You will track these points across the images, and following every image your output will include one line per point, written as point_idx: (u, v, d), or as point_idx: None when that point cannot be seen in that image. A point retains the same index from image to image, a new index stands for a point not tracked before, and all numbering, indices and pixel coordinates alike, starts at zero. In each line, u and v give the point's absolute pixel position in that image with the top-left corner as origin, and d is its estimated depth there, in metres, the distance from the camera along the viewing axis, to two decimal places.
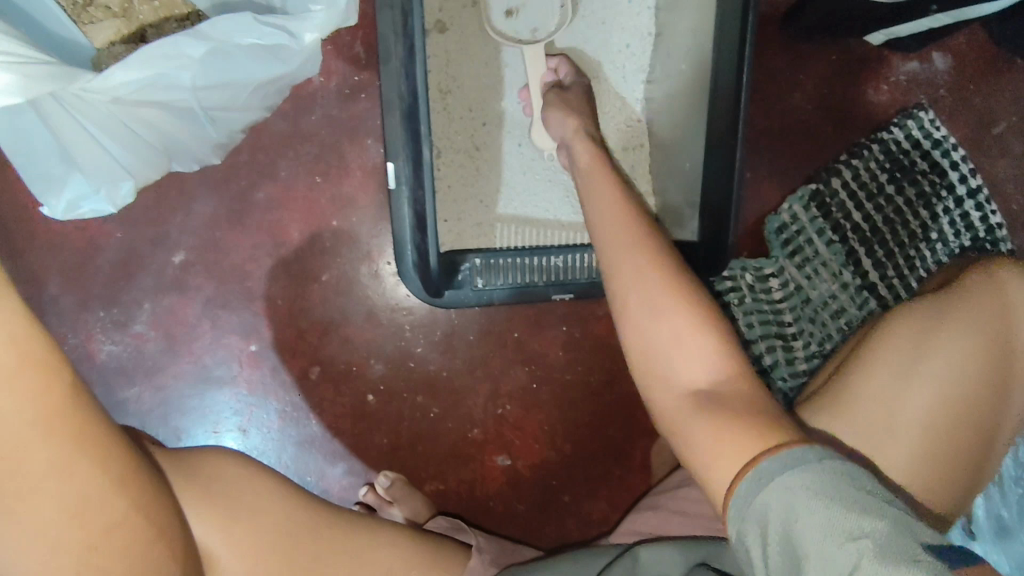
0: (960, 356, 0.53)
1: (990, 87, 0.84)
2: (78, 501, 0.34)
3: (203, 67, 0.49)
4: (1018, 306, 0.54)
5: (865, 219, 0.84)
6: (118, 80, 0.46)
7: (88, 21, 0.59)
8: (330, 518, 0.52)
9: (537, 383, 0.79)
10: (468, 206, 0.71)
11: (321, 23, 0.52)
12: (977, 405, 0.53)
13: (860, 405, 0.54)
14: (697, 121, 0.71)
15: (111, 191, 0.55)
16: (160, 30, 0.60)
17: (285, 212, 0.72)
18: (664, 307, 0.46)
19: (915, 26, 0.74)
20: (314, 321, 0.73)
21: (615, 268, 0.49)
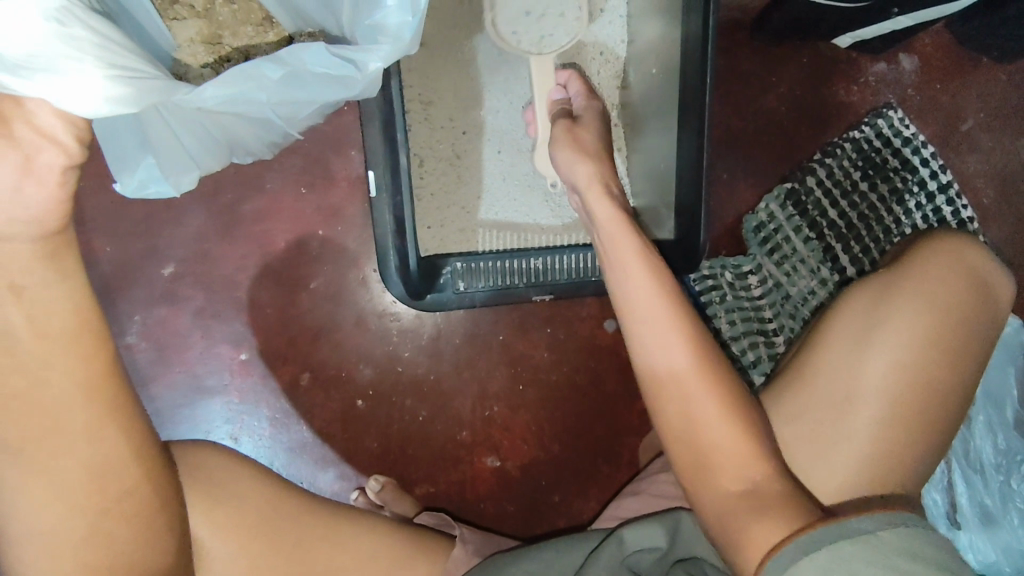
0: (908, 335, 0.55)
1: (955, 87, 0.93)
2: (100, 463, 0.39)
3: (281, 90, 0.46)
4: (961, 283, 0.57)
5: (841, 216, 0.87)
6: (204, 97, 0.44)
7: (173, 17, 0.57)
8: (318, 512, 0.55)
9: (524, 385, 0.82)
10: (451, 213, 0.74)
11: (388, 55, 0.48)
12: (925, 382, 0.55)
13: (818, 386, 0.57)
14: (665, 123, 0.73)
15: (177, 177, 0.54)
16: (238, 34, 0.60)
17: (272, 222, 0.77)
18: (664, 331, 0.49)
19: (877, 29, 0.81)
20: (304, 328, 0.78)
21: (646, 331, 0.49)
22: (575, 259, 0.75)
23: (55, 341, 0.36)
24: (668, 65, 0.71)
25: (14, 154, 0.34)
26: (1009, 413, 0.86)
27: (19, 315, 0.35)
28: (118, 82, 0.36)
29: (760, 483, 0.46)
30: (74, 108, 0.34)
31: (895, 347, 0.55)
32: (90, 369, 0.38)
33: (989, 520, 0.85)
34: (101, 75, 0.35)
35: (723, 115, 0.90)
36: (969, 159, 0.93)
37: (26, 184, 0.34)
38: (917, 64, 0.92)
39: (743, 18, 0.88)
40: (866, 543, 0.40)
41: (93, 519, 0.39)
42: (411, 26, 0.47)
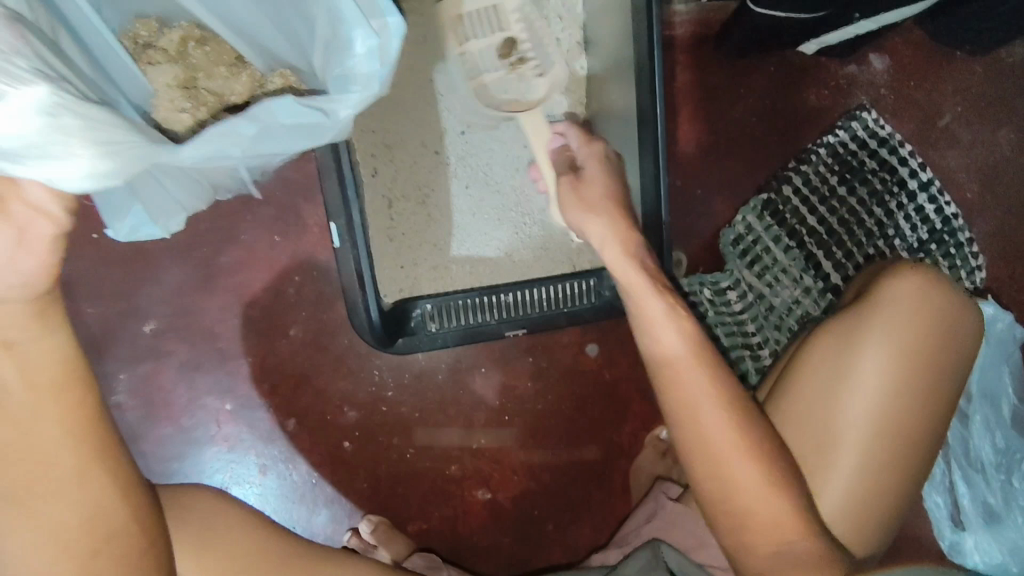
0: (882, 366, 0.55)
1: (930, 83, 0.91)
2: (93, 510, 0.36)
3: (253, 143, 0.44)
4: (931, 307, 0.56)
5: (820, 222, 0.87)
6: (182, 157, 0.41)
7: (148, 62, 0.57)
8: (311, 555, 0.55)
9: (510, 415, 0.82)
10: (423, 252, 0.75)
11: (358, 102, 0.46)
12: (902, 412, 0.55)
13: (797, 418, 0.57)
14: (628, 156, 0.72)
15: (165, 220, 0.56)
16: (212, 77, 0.58)
17: (248, 272, 0.78)
18: (685, 376, 0.50)
19: (842, 34, 0.80)
20: (287, 375, 0.78)
21: (685, 400, 0.50)
22: (547, 291, 0.75)
23: (41, 390, 0.34)
24: (625, 98, 0.70)
25: (10, 230, 0.34)
26: (1003, 409, 0.85)
27: (11, 371, 0.34)
28: (98, 156, 0.36)
29: (797, 548, 0.48)
30: (66, 188, 0.35)
31: (859, 376, 0.56)
32: (73, 415, 0.35)
33: (993, 518, 0.82)
34: (88, 155, 0.35)
35: (693, 131, 0.90)
36: (949, 154, 0.92)
37: (19, 255, 0.34)
38: (887, 63, 0.91)
39: (706, 31, 0.88)
40: None
41: (80, 568, 0.36)
42: (378, 75, 0.45)
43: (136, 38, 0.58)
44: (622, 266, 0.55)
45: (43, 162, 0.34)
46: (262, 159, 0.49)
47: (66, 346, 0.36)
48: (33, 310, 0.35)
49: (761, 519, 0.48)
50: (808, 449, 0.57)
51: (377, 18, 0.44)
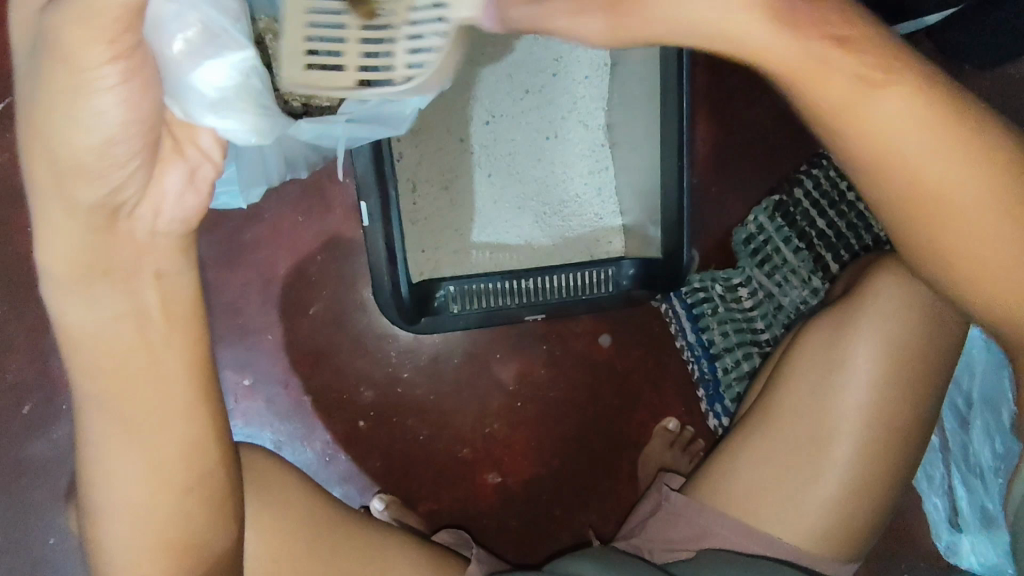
0: (876, 363, 0.56)
1: None
2: (194, 445, 0.39)
3: (356, 130, 0.51)
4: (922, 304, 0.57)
5: (830, 225, 0.87)
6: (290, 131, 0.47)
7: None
8: (338, 521, 0.56)
9: (522, 401, 0.83)
10: (445, 236, 0.76)
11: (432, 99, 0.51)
12: (898, 405, 0.56)
13: (790, 412, 0.58)
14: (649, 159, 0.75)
15: (250, 192, 0.59)
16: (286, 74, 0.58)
17: (271, 250, 0.79)
18: (933, 139, 0.35)
19: None
20: (306, 353, 0.80)
21: (928, 194, 0.37)
22: (565, 278, 0.77)
23: (176, 322, 0.39)
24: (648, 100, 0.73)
25: (185, 167, 0.39)
26: None
27: (156, 296, 0.38)
28: (261, 118, 0.41)
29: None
30: (232, 137, 0.40)
31: (850, 368, 0.57)
32: (192, 353, 0.39)
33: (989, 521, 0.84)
34: (252, 115, 0.40)
35: (710, 132, 0.92)
36: None
37: (188, 191, 0.39)
38: None
39: None
40: None
41: (181, 496, 0.39)
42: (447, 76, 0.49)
43: None
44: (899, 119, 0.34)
45: (222, 114, 0.39)
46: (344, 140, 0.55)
47: (197, 283, 0.41)
48: (180, 245, 0.39)
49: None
50: (800, 443, 0.58)
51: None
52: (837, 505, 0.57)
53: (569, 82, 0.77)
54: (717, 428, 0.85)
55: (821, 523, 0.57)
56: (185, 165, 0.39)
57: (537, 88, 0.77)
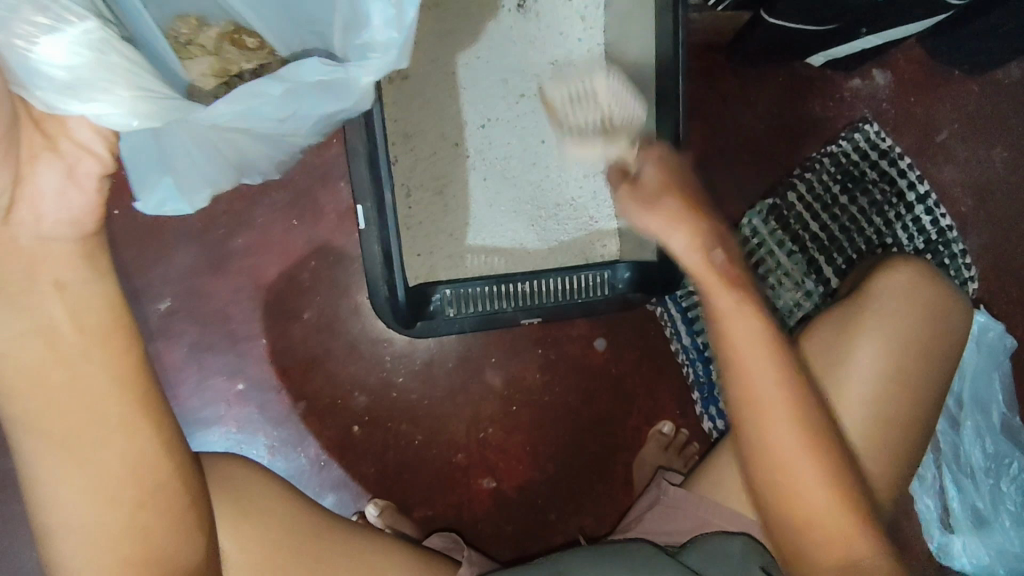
0: (880, 367, 0.56)
1: (929, 100, 0.95)
2: (137, 456, 0.36)
3: (285, 105, 0.45)
4: (924, 307, 0.57)
5: (823, 228, 0.90)
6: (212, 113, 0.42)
7: (185, 54, 0.58)
8: (330, 529, 0.55)
9: (517, 406, 0.83)
10: (439, 241, 0.75)
11: (381, 68, 0.45)
12: (897, 407, 0.56)
13: None
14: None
15: (192, 193, 0.53)
16: (245, 69, 0.59)
17: (263, 255, 0.78)
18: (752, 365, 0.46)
19: (849, 48, 0.84)
20: (298, 359, 0.79)
21: (751, 399, 0.46)
22: (562, 281, 0.76)
23: (89, 334, 0.35)
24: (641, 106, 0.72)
25: (60, 163, 0.35)
26: (993, 416, 0.87)
27: (61, 309, 0.34)
28: (145, 98, 0.36)
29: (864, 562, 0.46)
30: (107, 123, 0.35)
31: (852, 366, 0.56)
32: (122, 364, 0.35)
33: (981, 523, 0.84)
34: (129, 95, 0.35)
35: (703, 136, 0.92)
36: (945, 169, 0.95)
37: (68, 187, 0.35)
38: (890, 78, 0.94)
39: (719, 40, 0.90)
40: None
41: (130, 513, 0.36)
42: (395, 44, 0.44)
43: (174, 32, 0.58)
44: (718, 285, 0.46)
45: (93, 98, 0.34)
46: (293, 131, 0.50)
47: (113, 290, 0.36)
48: (81, 249, 0.35)
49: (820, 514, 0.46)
50: None
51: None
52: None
53: None
54: (712, 431, 0.84)
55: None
56: (63, 162, 0.35)
57: (530, 92, 0.77)
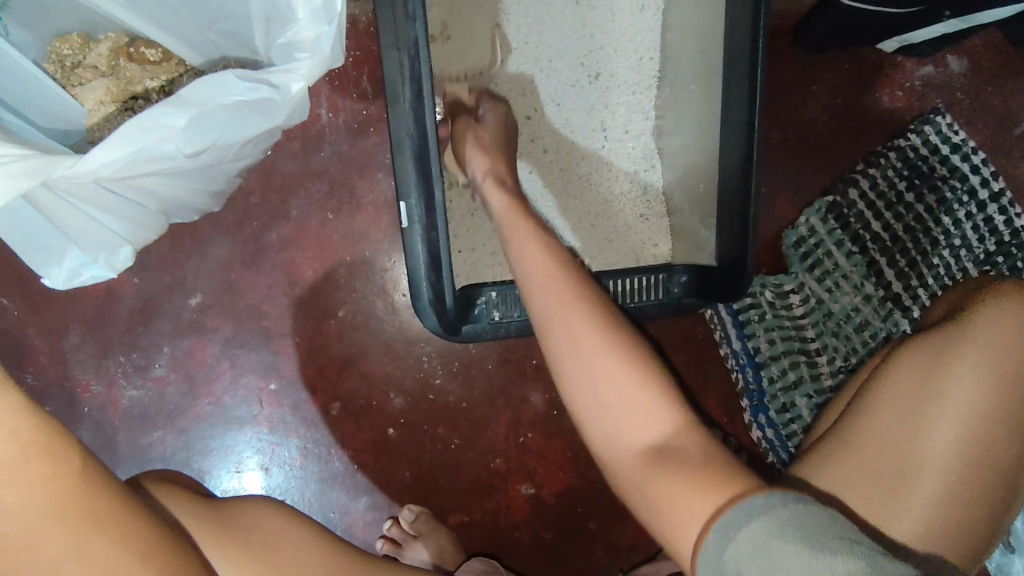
0: (965, 392, 0.51)
1: (1008, 90, 0.88)
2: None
3: (193, 136, 0.45)
4: (1014, 332, 0.52)
5: (885, 228, 0.84)
6: (101, 163, 0.41)
7: (78, 82, 0.58)
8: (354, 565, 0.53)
9: (558, 410, 0.79)
10: (484, 238, 0.72)
11: (309, 71, 0.48)
12: (988, 440, 0.50)
13: (871, 449, 0.51)
14: (706, 156, 0.69)
15: (107, 256, 0.53)
16: (149, 87, 0.60)
17: (298, 250, 0.75)
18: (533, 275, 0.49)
19: (928, 32, 0.77)
20: (333, 358, 0.76)
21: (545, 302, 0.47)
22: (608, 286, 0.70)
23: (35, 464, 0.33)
24: (710, 102, 0.67)
25: None
26: None
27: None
28: None
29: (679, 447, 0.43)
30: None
31: (936, 391, 0.51)
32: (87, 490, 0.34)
33: None
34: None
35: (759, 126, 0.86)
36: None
37: None
38: (966, 66, 0.87)
39: (781, 24, 0.84)
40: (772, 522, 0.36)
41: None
42: (328, 36, 0.46)
43: (59, 56, 0.57)
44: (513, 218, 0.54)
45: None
46: (209, 157, 0.50)
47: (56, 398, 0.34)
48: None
49: (630, 409, 0.44)
50: (876, 480, 0.50)
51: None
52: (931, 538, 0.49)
53: (618, 68, 0.73)
54: (761, 442, 0.85)
55: None
56: None
57: (585, 80, 0.72)
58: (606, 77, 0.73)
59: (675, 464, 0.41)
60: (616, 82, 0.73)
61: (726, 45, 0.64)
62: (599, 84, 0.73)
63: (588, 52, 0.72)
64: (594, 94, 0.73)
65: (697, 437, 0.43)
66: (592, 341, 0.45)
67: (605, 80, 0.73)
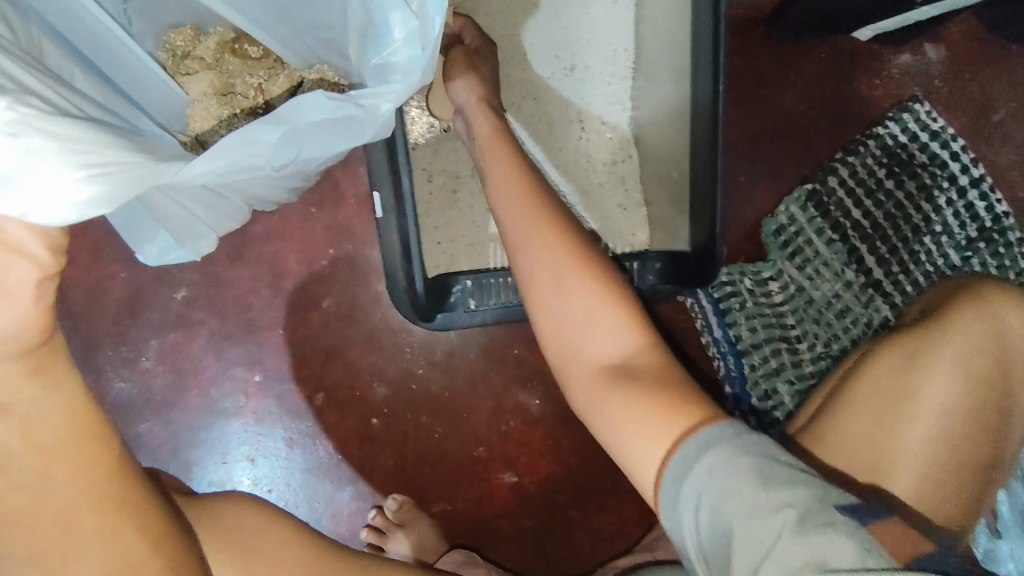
0: (929, 367, 0.51)
1: (985, 77, 0.88)
2: (119, 565, 0.32)
3: (282, 151, 0.43)
4: (979, 311, 0.53)
5: (865, 216, 0.85)
6: (194, 175, 0.40)
7: (186, 74, 0.56)
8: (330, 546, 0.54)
9: (541, 399, 0.80)
10: (461, 229, 0.72)
11: (401, 93, 0.44)
12: (956, 415, 0.51)
13: (837, 422, 0.52)
14: (678, 144, 0.70)
15: (194, 245, 0.52)
16: (248, 83, 0.57)
17: (281, 243, 0.76)
18: (509, 192, 0.52)
19: (901, 20, 0.78)
20: (316, 349, 0.77)
21: (512, 228, 0.51)
22: None
23: (50, 452, 0.31)
24: (679, 89, 0.68)
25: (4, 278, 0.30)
26: None
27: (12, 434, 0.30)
28: (91, 182, 0.34)
29: (636, 362, 0.46)
30: (43, 223, 0.32)
31: (901, 368, 0.52)
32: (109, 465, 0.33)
33: None
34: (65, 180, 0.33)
35: (739, 116, 0.87)
36: (1002, 152, 0.89)
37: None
38: (943, 53, 0.88)
39: (757, 14, 0.85)
40: (711, 455, 0.39)
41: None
42: (420, 60, 0.43)
43: (170, 46, 0.56)
44: (492, 145, 0.57)
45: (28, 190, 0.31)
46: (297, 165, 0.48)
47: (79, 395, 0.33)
48: (27, 367, 0.31)
49: (591, 325, 0.47)
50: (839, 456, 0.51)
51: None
52: None
53: (593, 60, 0.74)
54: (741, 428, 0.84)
55: None
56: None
57: (561, 72, 0.73)
58: (581, 68, 0.74)
59: (635, 382, 0.45)
60: (591, 74, 0.74)
61: (691, 35, 0.65)
62: (575, 75, 0.74)
63: (564, 44, 0.73)
64: (570, 87, 0.74)
65: (658, 356, 0.47)
66: (560, 263, 0.48)
67: (580, 71, 0.74)
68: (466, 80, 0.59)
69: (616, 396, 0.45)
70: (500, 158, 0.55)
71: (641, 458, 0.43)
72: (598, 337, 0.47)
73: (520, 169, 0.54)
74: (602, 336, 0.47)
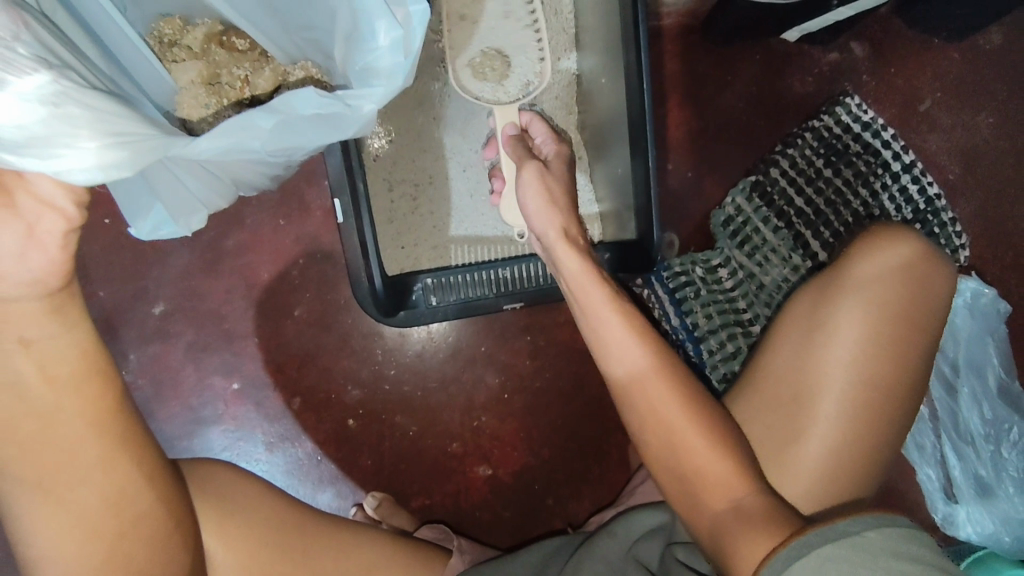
0: (854, 327, 0.56)
1: (909, 70, 0.95)
2: (116, 493, 0.40)
3: (275, 136, 0.45)
4: (901, 274, 0.57)
5: (807, 203, 0.90)
6: (198, 150, 0.43)
7: (173, 61, 0.60)
8: (305, 521, 0.56)
9: (510, 393, 0.84)
10: (424, 232, 0.77)
11: (381, 98, 0.46)
12: (878, 370, 0.56)
13: (769, 380, 0.58)
14: (619, 135, 0.73)
15: (186, 220, 0.54)
16: (234, 73, 0.59)
17: (253, 256, 0.80)
18: (591, 294, 0.56)
19: (822, 21, 0.84)
20: (291, 356, 0.80)
21: (597, 329, 0.55)
22: (542, 266, 0.77)
23: (62, 384, 0.37)
24: (616, 91, 0.72)
25: (22, 224, 0.36)
26: (991, 381, 0.84)
27: (31, 364, 0.36)
28: (115, 147, 0.38)
29: (746, 500, 0.48)
30: (72, 181, 0.36)
31: (830, 330, 0.56)
32: (96, 408, 0.39)
33: (985, 490, 0.81)
34: (93, 147, 0.37)
35: (684, 116, 0.93)
36: (930, 137, 0.95)
37: (30, 250, 0.36)
38: (868, 50, 0.94)
39: (693, 22, 0.92)
40: (846, 542, 0.38)
41: (108, 547, 0.40)
42: (401, 66, 0.46)
43: (160, 36, 0.60)
44: (568, 254, 0.58)
45: (59, 154, 0.35)
46: (287, 153, 0.51)
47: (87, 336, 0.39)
48: (48, 306, 0.37)
49: (692, 452, 0.50)
50: (777, 412, 0.57)
51: (400, 6, 0.45)
52: (828, 458, 0.55)
53: None
54: None
55: (814, 482, 0.55)
56: (23, 222, 0.36)
57: None
58: None
59: (747, 522, 0.46)
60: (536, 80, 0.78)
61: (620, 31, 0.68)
62: None
63: None
64: None
65: (761, 496, 0.48)
66: (659, 388, 0.52)
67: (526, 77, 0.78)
68: (538, 196, 0.61)
69: (736, 530, 0.46)
70: (571, 266, 0.58)
71: (734, 539, 0.45)
72: (709, 467, 0.49)
73: (611, 290, 0.56)
74: (716, 467, 0.49)
